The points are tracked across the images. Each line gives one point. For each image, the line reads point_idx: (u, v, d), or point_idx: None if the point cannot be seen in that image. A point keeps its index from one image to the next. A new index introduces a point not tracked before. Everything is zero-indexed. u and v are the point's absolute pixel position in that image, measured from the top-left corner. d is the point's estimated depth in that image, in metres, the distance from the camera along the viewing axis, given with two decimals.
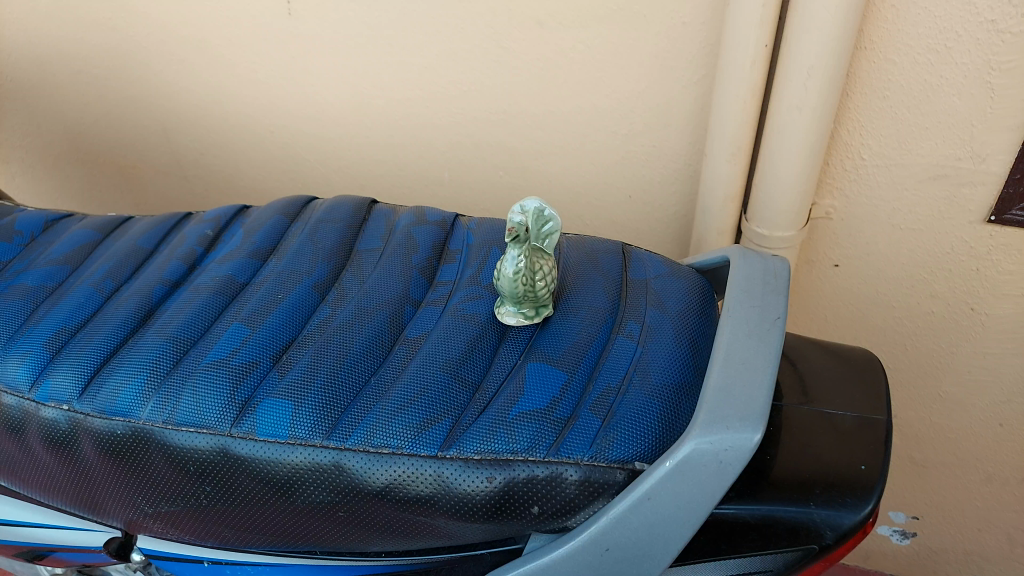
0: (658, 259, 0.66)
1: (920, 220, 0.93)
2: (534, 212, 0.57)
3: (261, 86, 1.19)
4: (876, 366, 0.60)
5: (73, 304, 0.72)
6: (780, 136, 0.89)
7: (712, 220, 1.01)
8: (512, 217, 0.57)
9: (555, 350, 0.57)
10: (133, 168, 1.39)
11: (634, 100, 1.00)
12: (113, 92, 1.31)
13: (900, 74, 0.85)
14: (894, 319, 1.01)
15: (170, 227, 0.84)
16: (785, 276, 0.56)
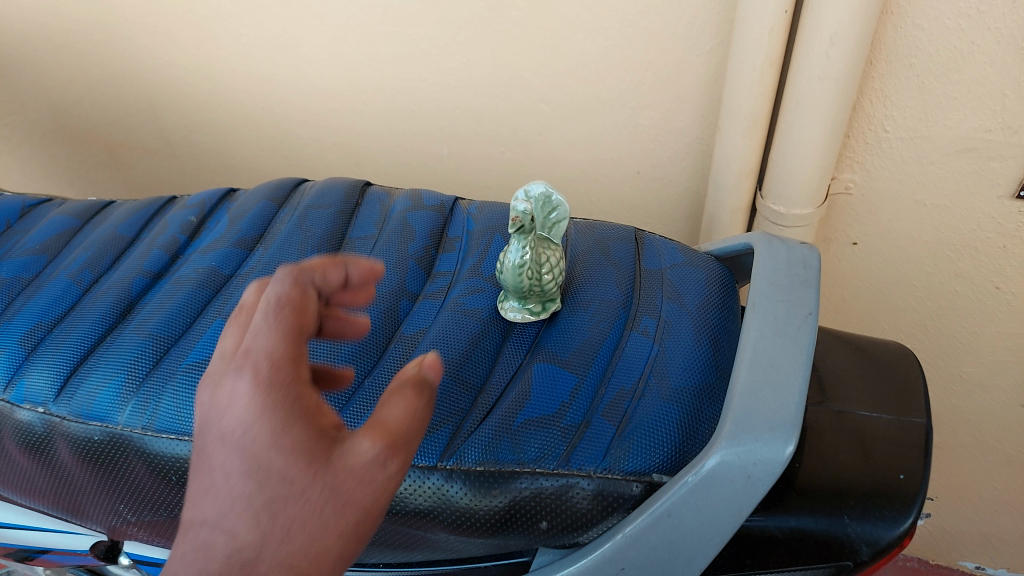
0: (673, 245, 0.61)
1: (945, 195, 0.88)
2: (540, 198, 0.54)
3: (249, 59, 1.14)
4: (908, 359, 0.55)
5: (49, 296, 0.68)
6: (799, 108, 0.83)
7: (725, 197, 0.96)
8: (516, 205, 0.53)
9: (562, 349, 0.52)
10: (121, 146, 1.35)
11: (643, 71, 0.94)
12: (98, 68, 1.25)
13: (927, 41, 0.79)
14: (915, 298, 0.97)
15: (152, 212, 0.79)
16: (816, 266, 0.51)
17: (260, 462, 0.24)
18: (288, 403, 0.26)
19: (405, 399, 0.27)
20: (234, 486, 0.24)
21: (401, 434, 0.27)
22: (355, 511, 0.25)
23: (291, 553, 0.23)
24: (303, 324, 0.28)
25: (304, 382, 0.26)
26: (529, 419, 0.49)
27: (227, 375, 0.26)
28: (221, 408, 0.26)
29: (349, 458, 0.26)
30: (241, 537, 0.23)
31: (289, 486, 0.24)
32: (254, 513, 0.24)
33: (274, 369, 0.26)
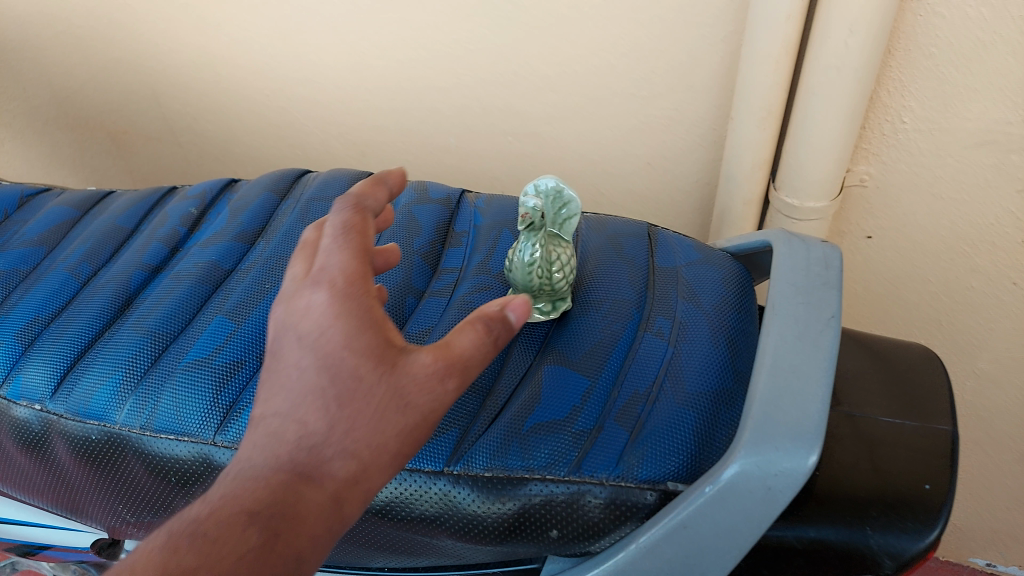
0: (688, 242, 0.60)
1: (963, 189, 0.85)
2: (550, 192, 0.52)
3: (251, 45, 1.11)
4: (932, 363, 0.53)
5: (46, 289, 0.66)
6: (816, 98, 0.81)
7: (737, 189, 0.94)
8: (525, 201, 0.51)
9: (574, 351, 0.51)
10: (123, 134, 1.34)
11: (654, 60, 0.92)
12: (99, 54, 1.23)
13: (948, 30, 0.77)
14: (930, 294, 0.95)
15: (152, 203, 0.77)
16: (838, 266, 0.50)
17: (333, 361, 0.34)
18: (351, 314, 0.35)
19: (481, 327, 0.36)
20: (311, 377, 0.34)
21: (469, 358, 0.36)
22: (411, 411, 0.34)
23: (348, 437, 0.33)
24: (366, 245, 0.37)
25: (368, 300, 0.35)
26: (539, 423, 0.47)
27: (309, 285, 0.36)
28: (301, 311, 0.35)
29: (412, 366, 0.35)
30: (311, 420, 0.33)
31: (355, 384, 0.34)
32: (323, 400, 0.34)
33: (344, 288, 0.35)
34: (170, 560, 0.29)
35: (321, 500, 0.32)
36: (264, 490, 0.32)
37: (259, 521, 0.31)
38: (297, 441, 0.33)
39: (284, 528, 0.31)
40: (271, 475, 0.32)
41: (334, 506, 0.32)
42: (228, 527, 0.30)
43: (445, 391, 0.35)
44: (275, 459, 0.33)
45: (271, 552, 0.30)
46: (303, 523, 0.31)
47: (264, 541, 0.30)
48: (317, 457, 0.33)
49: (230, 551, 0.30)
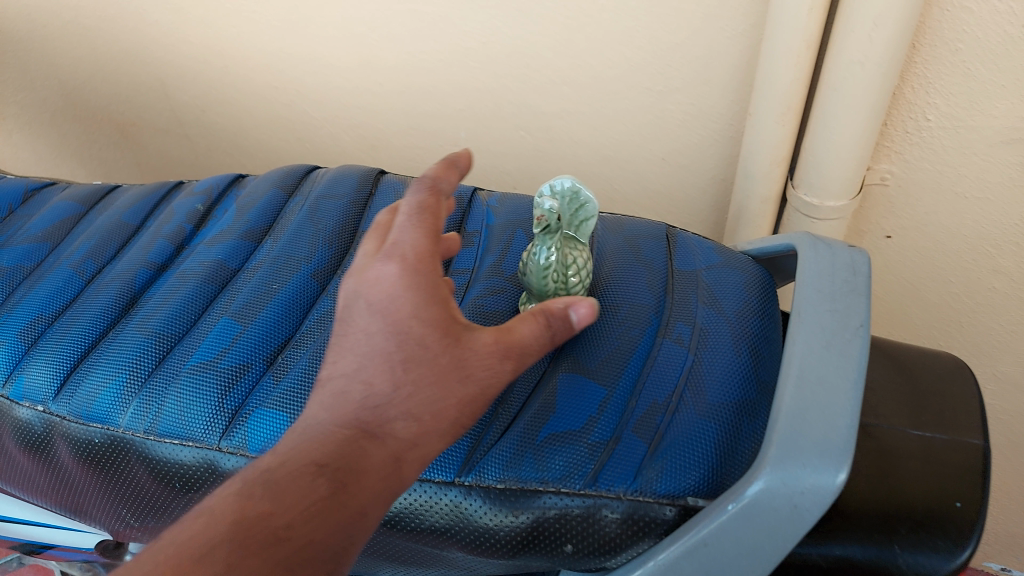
0: (708, 244, 0.58)
1: (988, 188, 0.83)
2: (567, 193, 0.51)
3: (260, 36, 1.10)
4: (962, 371, 0.51)
5: (50, 287, 0.65)
6: (837, 94, 0.79)
7: (755, 186, 0.92)
8: (541, 203, 0.51)
9: (590, 358, 0.49)
10: (132, 125, 1.33)
11: (671, 54, 0.90)
12: (107, 45, 1.22)
13: (976, 25, 0.74)
14: (951, 294, 0.93)
15: (158, 198, 0.76)
16: (866, 272, 0.48)
17: (403, 329, 0.38)
18: (420, 288, 0.38)
19: (544, 320, 0.40)
20: (380, 342, 0.38)
21: (530, 345, 0.40)
22: (471, 383, 0.38)
23: (411, 399, 0.37)
24: (436, 227, 0.40)
25: (436, 277, 0.39)
26: (554, 433, 0.46)
27: (382, 259, 0.39)
28: (371, 278, 0.39)
29: (475, 343, 0.38)
30: (377, 381, 0.37)
31: (423, 352, 0.37)
32: (391, 363, 0.37)
33: (412, 264, 0.39)
34: (246, 504, 0.33)
35: (382, 456, 0.36)
36: (330, 444, 0.35)
37: (326, 473, 0.34)
38: (362, 400, 0.37)
39: (349, 479, 0.34)
40: (337, 430, 0.36)
41: (395, 463, 0.36)
42: (300, 475, 0.34)
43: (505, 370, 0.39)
44: (341, 416, 0.37)
45: (338, 500, 0.33)
46: (365, 477, 0.35)
47: (332, 490, 0.34)
48: (382, 416, 0.37)
49: (303, 497, 0.33)
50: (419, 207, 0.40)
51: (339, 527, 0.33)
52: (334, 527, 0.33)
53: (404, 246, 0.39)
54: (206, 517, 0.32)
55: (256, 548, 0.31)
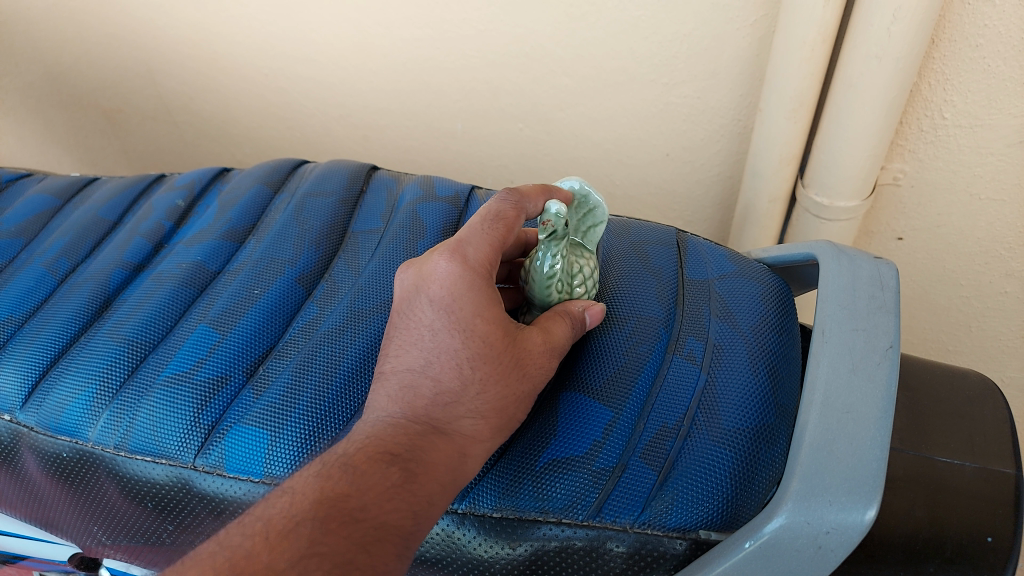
0: (720, 252, 0.57)
1: (1004, 190, 0.80)
2: (576, 197, 0.52)
3: (248, 22, 1.05)
4: (993, 397, 0.48)
5: (22, 286, 0.61)
6: (853, 90, 0.75)
7: (764, 185, 0.88)
8: (550, 206, 0.47)
9: (595, 377, 0.47)
10: (118, 112, 1.30)
11: (678, 44, 0.86)
12: (90, 30, 1.18)
13: (999, 19, 0.70)
14: (960, 299, 0.90)
15: (138, 193, 0.72)
16: (895, 288, 0.46)
17: (467, 327, 0.41)
18: (478, 289, 0.42)
19: (569, 321, 0.46)
20: (446, 340, 0.41)
21: (563, 343, 0.45)
22: (527, 379, 0.42)
23: (479, 399, 0.40)
24: (503, 236, 0.44)
25: (489, 285, 0.43)
26: (555, 459, 0.43)
27: (446, 252, 0.43)
28: (433, 275, 0.43)
29: (529, 343, 0.43)
30: (446, 378, 0.41)
31: (488, 351, 0.41)
32: (457, 361, 0.41)
33: (474, 266, 0.43)
34: (325, 484, 0.36)
35: (447, 450, 0.39)
36: (403, 436, 0.39)
37: (398, 462, 0.37)
38: (433, 397, 0.40)
39: (417, 470, 0.37)
40: (408, 424, 0.40)
41: (460, 457, 0.39)
42: (374, 462, 0.37)
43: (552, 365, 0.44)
44: (412, 411, 0.40)
45: (407, 487, 0.37)
46: (433, 469, 0.38)
47: (402, 479, 0.37)
48: (450, 414, 0.40)
49: (378, 481, 0.36)
50: (494, 218, 0.45)
51: (409, 512, 0.36)
52: (404, 509, 0.36)
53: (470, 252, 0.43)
54: (287, 497, 0.36)
55: (336, 524, 0.34)
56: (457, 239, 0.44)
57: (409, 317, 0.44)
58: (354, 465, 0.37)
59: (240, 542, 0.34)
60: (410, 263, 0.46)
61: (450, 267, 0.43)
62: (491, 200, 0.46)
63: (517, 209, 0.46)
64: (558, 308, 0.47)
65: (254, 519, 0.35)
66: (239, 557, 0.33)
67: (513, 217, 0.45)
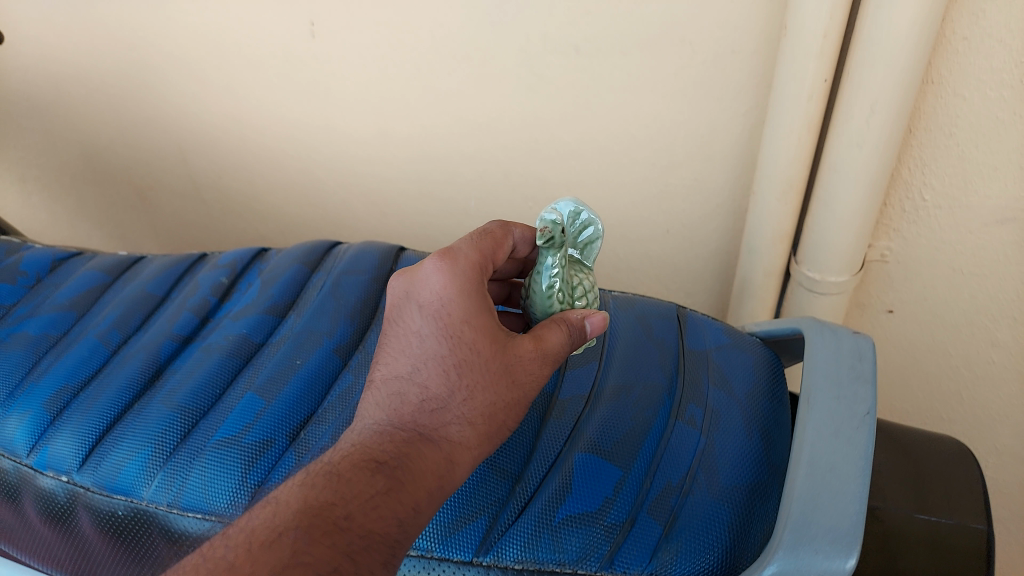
0: (717, 326, 0.63)
1: (983, 265, 0.87)
2: (569, 214, 0.57)
3: (279, 108, 1.15)
4: (967, 458, 0.54)
5: (75, 358, 0.67)
6: (836, 175, 0.82)
7: (758, 261, 0.94)
8: (545, 214, 0.54)
9: (605, 440, 0.52)
10: (149, 189, 1.38)
11: (675, 131, 0.93)
12: (131, 112, 1.28)
13: (969, 111, 0.78)
14: (951, 367, 0.95)
15: (182, 270, 0.78)
16: (872, 358, 0.51)
17: (455, 334, 0.47)
18: (471, 295, 0.48)
19: (565, 328, 0.50)
20: (435, 347, 0.47)
21: (557, 350, 0.49)
22: (516, 387, 0.47)
23: (464, 405, 0.46)
24: (488, 249, 0.52)
25: (480, 291, 0.48)
26: (570, 515, 0.48)
27: (434, 259, 0.49)
28: (425, 283, 0.49)
29: (519, 350, 0.48)
30: (434, 385, 0.46)
31: (475, 358, 0.46)
32: (446, 367, 0.46)
33: (465, 273, 0.49)
34: (310, 495, 0.41)
35: (435, 456, 0.45)
36: (390, 445, 0.45)
37: (384, 471, 0.43)
38: (422, 403, 0.46)
39: (404, 477, 0.43)
40: (396, 432, 0.45)
41: (448, 462, 0.45)
42: (361, 472, 0.42)
43: (544, 371, 0.48)
44: (401, 416, 0.46)
45: (393, 494, 0.42)
46: (421, 475, 0.44)
47: (388, 487, 0.42)
48: (439, 419, 0.46)
49: (364, 490, 0.42)
50: (483, 234, 0.53)
51: (393, 520, 0.41)
52: (390, 517, 0.42)
53: (462, 250, 0.50)
54: (272, 506, 0.41)
55: (320, 534, 0.39)
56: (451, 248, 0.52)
57: (399, 325, 0.49)
58: (342, 474, 0.43)
59: (224, 554, 0.39)
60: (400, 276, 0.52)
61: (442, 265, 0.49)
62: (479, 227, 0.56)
63: (506, 229, 0.56)
64: (557, 318, 0.51)
65: (240, 532, 0.40)
66: (223, 569, 0.38)
67: (502, 235, 0.54)
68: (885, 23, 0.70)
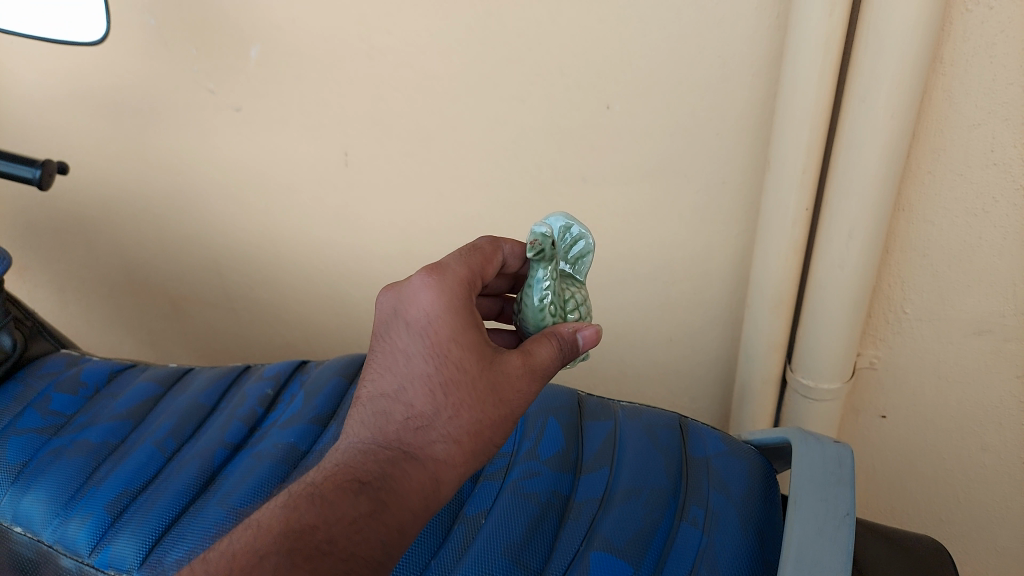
0: (716, 433, 0.70)
1: (966, 373, 0.94)
2: (561, 230, 0.71)
3: (312, 228, 1.26)
4: (945, 559, 0.60)
5: (135, 464, 0.74)
6: (822, 292, 0.91)
7: (756, 369, 1.02)
8: (536, 229, 0.66)
9: (618, 539, 0.60)
10: (183, 299, 1.48)
11: (674, 250, 1.03)
12: (171, 230, 1.39)
13: (939, 235, 0.87)
14: (945, 469, 1.01)
15: (230, 381, 0.86)
16: (851, 463, 0.58)
17: (443, 352, 0.55)
18: (460, 314, 0.56)
19: (555, 344, 0.59)
20: (424, 365, 0.55)
21: (544, 363, 0.58)
22: (502, 402, 0.56)
23: (450, 421, 0.54)
24: (473, 270, 0.61)
25: (467, 311, 0.57)
26: None
27: (423, 278, 0.58)
28: (415, 303, 0.57)
29: (505, 369, 0.56)
30: (420, 401, 0.55)
31: (461, 374, 0.55)
32: (433, 384, 0.55)
33: (451, 295, 0.57)
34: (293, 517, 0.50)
35: (420, 472, 0.53)
36: (378, 464, 0.53)
37: (369, 491, 0.51)
38: (409, 419, 0.55)
39: (387, 500, 0.51)
40: (383, 450, 0.54)
41: (434, 481, 0.54)
42: (346, 497, 0.51)
43: (529, 388, 0.57)
44: (389, 432, 0.55)
45: (376, 515, 0.51)
46: (407, 496, 0.52)
47: (371, 508, 0.51)
48: (427, 435, 0.54)
49: (348, 512, 0.50)
50: (471, 252, 0.63)
51: (376, 539, 0.50)
52: (373, 535, 0.50)
53: (451, 270, 0.59)
54: (256, 530, 0.50)
55: (303, 556, 0.48)
56: (444, 263, 0.60)
57: (390, 339, 0.58)
58: (331, 496, 0.51)
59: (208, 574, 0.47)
60: (388, 287, 0.60)
61: (432, 282, 0.57)
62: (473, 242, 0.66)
63: (495, 245, 0.66)
64: (547, 334, 0.60)
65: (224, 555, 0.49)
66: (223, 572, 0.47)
67: (491, 251, 0.65)
68: (856, 161, 0.81)
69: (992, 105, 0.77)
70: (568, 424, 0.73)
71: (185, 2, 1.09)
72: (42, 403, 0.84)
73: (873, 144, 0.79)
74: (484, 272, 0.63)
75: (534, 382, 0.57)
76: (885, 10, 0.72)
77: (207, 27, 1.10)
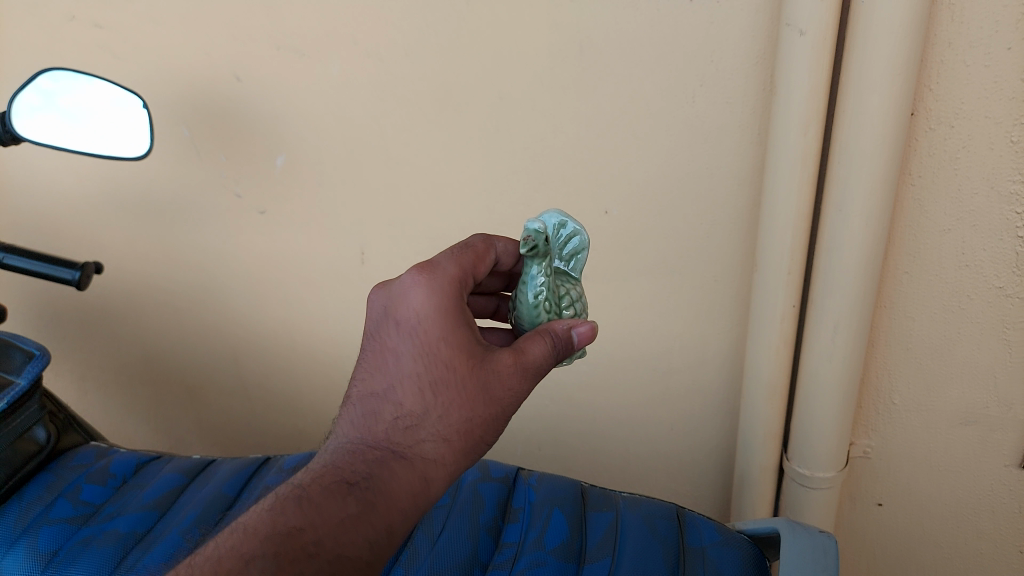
0: (711, 523, 0.75)
1: (956, 461, 0.98)
2: (557, 227, 0.78)
3: (329, 320, 1.32)
4: None
5: (162, 553, 0.79)
6: (813, 383, 0.96)
7: (754, 457, 1.06)
8: (530, 226, 0.73)
9: None
10: (199, 388, 1.53)
11: (672, 342, 1.08)
12: (192, 321, 1.45)
13: (920, 330, 0.93)
14: (943, 555, 1.04)
15: (251, 472, 0.91)
16: (835, 552, 0.65)
17: (432, 353, 0.61)
18: (451, 316, 0.62)
19: (547, 342, 0.65)
20: (414, 364, 0.61)
21: (535, 360, 0.64)
22: (491, 399, 0.62)
23: (439, 420, 0.60)
24: (462, 270, 0.67)
25: (456, 312, 0.63)
26: None
27: (414, 279, 0.64)
28: (406, 304, 0.63)
29: (494, 369, 0.62)
30: (410, 400, 0.61)
31: (450, 373, 0.61)
32: (422, 383, 0.61)
33: (441, 296, 0.63)
34: (277, 519, 0.56)
35: (409, 470, 0.59)
36: (369, 464, 0.59)
37: (355, 490, 0.57)
38: (400, 416, 0.61)
39: (376, 502, 0.57)
40: (372, 450, 0.60)
41: (423, 480, 0.59)
42: (334, 502, 0.57)
43: (517, 386, 0.63)
44: (380, 430, 0.61)
45: (364, 514, 0.57)
46: (395, 496, 0.58)
47: (358, 509, 0.57)
48: (417, 433, 0.60)
49: (335, 514, 0.56)
50: (461, 251, 0.69)
51: (361, 539, 0.56)
52: (359, 532, 0.56)
53: (442, 272, 0.65)
54: (244, 531, 0.56)
55: (291, 557, 0.53)
56: (435, 263, 0.67)
57: (382, 337, 0.64)
58: (319, 499, 0.57)
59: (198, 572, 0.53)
60: (380, 288, 0.66)
61: (422, 284, 0.63)
62: (467, 241, 0.72)
63: (487, 243, 0.73)
64: (540, 332, 0.66)
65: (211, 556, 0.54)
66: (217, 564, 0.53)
67: (483, 249, 0.71)
68: (836, 264, 0.87)
69: (961, 211, 0.84)
70: (572, 515, 0.78)
71: (217, 115, 1.19)
72: (73, 493, 0.88)
73: (851, 249, 0.85)
74: (475, 270, 0.69)
75: (520, 379, 0.63)
76: (854, 130, 0.79)
77: (236, 136, 1.20)
